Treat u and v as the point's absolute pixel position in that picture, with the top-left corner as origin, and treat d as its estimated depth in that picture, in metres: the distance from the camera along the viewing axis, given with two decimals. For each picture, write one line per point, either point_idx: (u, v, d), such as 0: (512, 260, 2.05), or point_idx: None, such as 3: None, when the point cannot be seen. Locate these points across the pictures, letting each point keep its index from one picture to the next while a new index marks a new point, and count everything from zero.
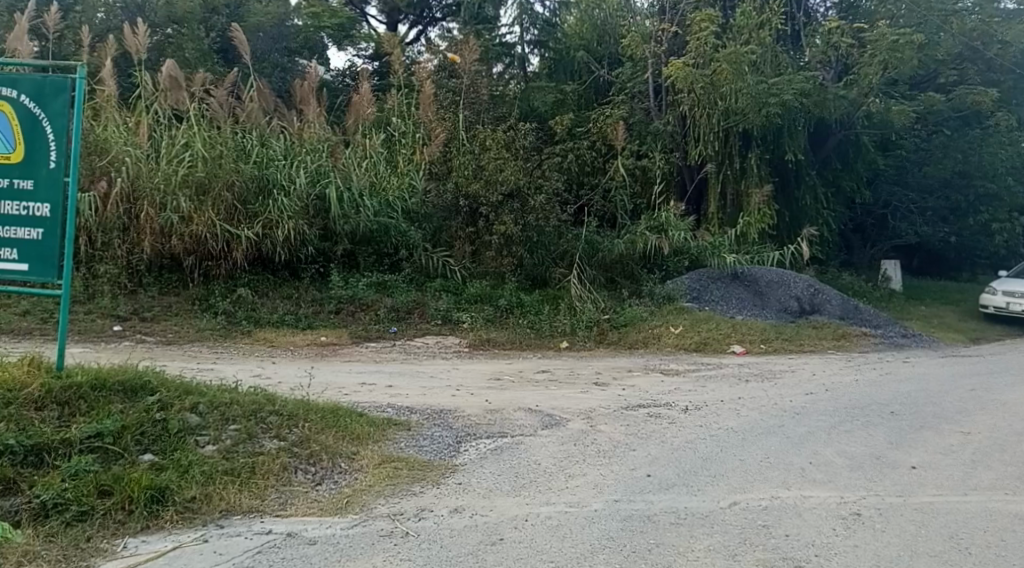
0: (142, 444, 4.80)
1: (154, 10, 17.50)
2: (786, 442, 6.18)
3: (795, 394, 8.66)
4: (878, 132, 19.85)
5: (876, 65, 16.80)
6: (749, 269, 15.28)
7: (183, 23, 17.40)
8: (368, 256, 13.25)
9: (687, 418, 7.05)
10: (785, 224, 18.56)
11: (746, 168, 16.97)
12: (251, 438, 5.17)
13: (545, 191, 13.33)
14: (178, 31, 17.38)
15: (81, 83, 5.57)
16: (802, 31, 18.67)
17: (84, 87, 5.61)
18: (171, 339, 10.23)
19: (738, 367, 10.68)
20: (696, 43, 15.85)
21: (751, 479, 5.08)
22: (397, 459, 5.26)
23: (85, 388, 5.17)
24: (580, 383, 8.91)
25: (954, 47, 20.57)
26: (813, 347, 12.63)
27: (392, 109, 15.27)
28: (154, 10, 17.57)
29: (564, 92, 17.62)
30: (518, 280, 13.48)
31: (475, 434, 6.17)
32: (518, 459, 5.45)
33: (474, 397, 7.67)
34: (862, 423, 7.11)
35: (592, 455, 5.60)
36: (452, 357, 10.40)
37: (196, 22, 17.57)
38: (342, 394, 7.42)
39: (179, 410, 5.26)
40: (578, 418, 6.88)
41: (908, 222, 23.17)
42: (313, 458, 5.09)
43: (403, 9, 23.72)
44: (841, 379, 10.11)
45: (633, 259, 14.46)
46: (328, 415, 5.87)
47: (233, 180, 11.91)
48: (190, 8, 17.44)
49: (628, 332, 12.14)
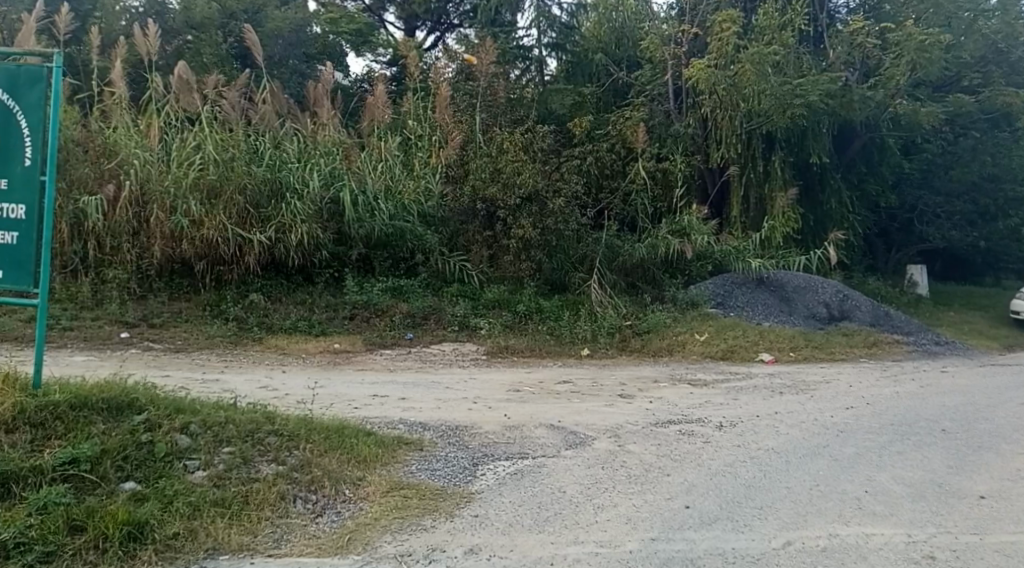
0: (123, 471, 4.32)
1: (171, 15, 17.26)
2: (834, 466, 5.60)
3: (833, 408, 8.04)
4: (905, 133, 19.14)
5: (903, 65, 16.23)
6: (775, 273, 14.72)
7: (201, 29, 17.12)
8: (383, 260, 12.73)
9: (722, 437, 6.50)
10: (810, 229, 17.94)
11: (769, 171, 16.30)
12: (246, 463, 4.70)
13: (564, 195, 12.81)
14: (195, 36, 17.09)
15: (58, 73, 5.09)
16: (826, 32, 17.88)
17: (62, 78, 5.13)
18: (180, 347, 9.81)
19: (768, 378, 10.06)
20: (717, 44, 15.32)
21: (803, 513, 4.53)
22: (406, 487, 4.75)
23: (63, 408, 4.71)
24: (604, 395, 8.37)
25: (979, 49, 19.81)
26: (845, 355, 12.02)
27: (408, 112, 14.69)
28: (171, 15, 17.31)
29: (583, 94, 17.05)
30: (538, 285, 12.98)
31: (493, 455, 5.65)
32: (540, 487, 4.93)
33: (491, 411, 7.14)
34: (912, 442, 6.52)
35: (623, 482, 5.07)
36: (470, 366, 9.89)
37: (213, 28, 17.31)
38: (350, 408, 6.92)
39: (168, 431, 4.80)
40: (605, 437, 6.33)
41: (935, 226, 22.41)
42: (314, 485, 4.61)
43: (421, 15, 23.34)
44: (879, 391, 9.47)
45: (655, 263, 13.89)
46: (332, 436, 5.38)
47: (245, 184, 11.45)
48: (208, 13, 17.20)
49: (651, 339, 11.56)
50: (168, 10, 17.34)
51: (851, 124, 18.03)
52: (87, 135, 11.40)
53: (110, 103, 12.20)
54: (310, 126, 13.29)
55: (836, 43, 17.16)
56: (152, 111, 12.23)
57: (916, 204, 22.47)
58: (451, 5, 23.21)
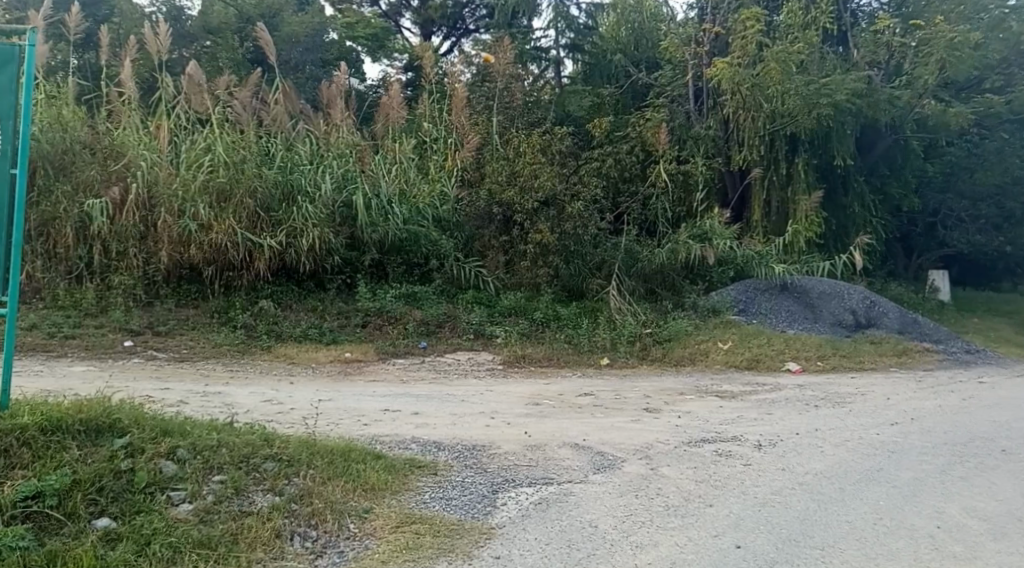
0: (97, 506, 4.08)
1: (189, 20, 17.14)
2: (896, 495, 4.99)
3: (877, 424, 7.36)
4: (929, 135, 18.51)
5: (933, 64, 15.58)
6: (800, 279, 14.12)
7: (217, 33, 16.86)
8: (397, 265, 12.16)
9: (765, 458, 5.90)
10: (833, 233, 17.22)
11: (792, 174, 15.67)
12: (238, 494, 4.39)
13: (582, 199, 12.25)
14: (213, 41, 16.79)
15: (32, 52, 4.60)
16: (851, 32, 17.28)
17: (36, 58, 4.65)
18: (185, 356, 9.32)
19: (799, 389, 9.45)
20: (740, 43, 14.71)
21: (872, 555, 3.96)
22: (417, 521, 4.28)
23: (31, 432, 4.42)
24: (628, 409, 7.79)
25: (1008, 49, 19.09)
26: (876, 364, 11.39)
27: (423, 114, 14.17)
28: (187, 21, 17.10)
29: (602, 96, 16.65)
30: (554, 291, 12.42)
31: (513, 480, 5.09)
32: (570, 519, 4.40)
33: (510, 429, 6.57)
34: (973, 466, 5.86)
35: (662, 514, 4.50)
36: (485, 376, 9.36)
37: (231, 32, 17.05)
38: (359, 425, 6.40)
39: (153, 457, 4.54)
40: (636, 459, 5.76)
41: (959, 231, 21.79)
42: (315, 519, 4.24)
43: (437, 21, 22.80)
44: (920, 404, 8.77)
45: (675, 269, 13.31)
46: (338, 460, 4.94)
47: (256, 187, 10.98)
48: (225, 18, 16.93)
49: (672, 348, 10.97)
50: (186, 15, 17.03)
51: (875, 124, 17.28)
52: (94, 136, 11.06)
53: (119, 105, 11.79)
54: (323, 128, 12.77)
55: (860, 43, 16.52)
56: (163, 112, 11.80)
57: (939, 208, 21.82)
58: (468, 9, 22.86)
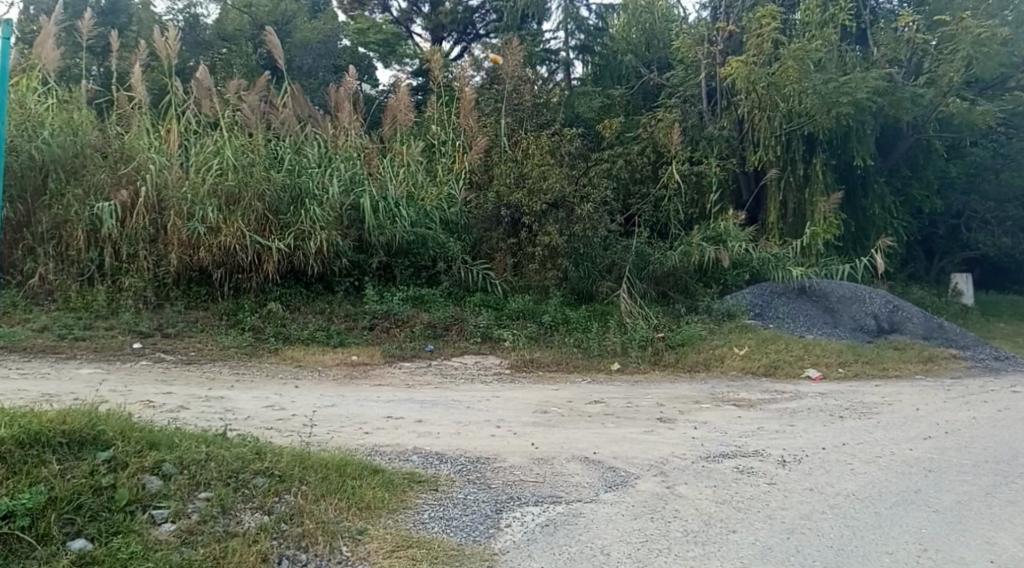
0: (72, 528, 3.81)
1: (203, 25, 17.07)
2: (938, 522, 4.63)
3: (908, 438, 6.96)
4: (952, 135, 18.02)
5: (959, 61, 15.12)
6: (818, 282, 13.70)
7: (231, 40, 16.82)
8: (405, 268, 11.88)
9: (790, 476, 5.55)
10: (853, 235, 16.78)
11: (809, 174, 15.22)
12: (223, 513, 4.10)
13: (593, 201, 11.93)
14: (225, 47, 16.69)
15: None
16: (870, 31, 16.77)
17: None
18: (192, 359, 9.07)
19: (819, 398, 9.06)
20: (756, 41, 14.38)
21: None
22: (415, 544, 3.98)
23: (8, 446, 4.13)
24: (641, 418, 7.45)
25: None
26: (900, 372, 10.96)
27: (431, 116, 13.93)
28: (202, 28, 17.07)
29: (612, 97, 16.23)
30: (564, 294, 12.05)
31: (519, 498, 4.78)
32: (580, 546, 4.09)
33: (517, 439, 6.26)
34: (1020, 488, 5.47)
35: (682, 541, 4.18)
36: (494, 381, 9.04)
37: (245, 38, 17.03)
38: (359, 434, 6.11)
39: (137, 471, 4.26)
40: (651, 475, 5.43)
41: (985, 233, 21.24)
42: (305, 541, 3.95)
43: (448, 26, 22.51)
44: (952, 416, 8.35)
45: (688, 272, 12.99)
46: (332, 475, 4.64)
47: (265, 190, 10.71)
48: (240, 24, 17.04)
49: (686, 352, 10.62)
50: (202, 23, 17.14)
51: (897, 124, 16.86)
52: (105, 139, 10.94)
53: (128, 108, 11.56)
54: (331, 131, 12.44)
55: (881, 41, 15.90)
56: (173, 116, 11.55)
57: (963, 208, 21.30)
58: (479, 13, 22.60)
